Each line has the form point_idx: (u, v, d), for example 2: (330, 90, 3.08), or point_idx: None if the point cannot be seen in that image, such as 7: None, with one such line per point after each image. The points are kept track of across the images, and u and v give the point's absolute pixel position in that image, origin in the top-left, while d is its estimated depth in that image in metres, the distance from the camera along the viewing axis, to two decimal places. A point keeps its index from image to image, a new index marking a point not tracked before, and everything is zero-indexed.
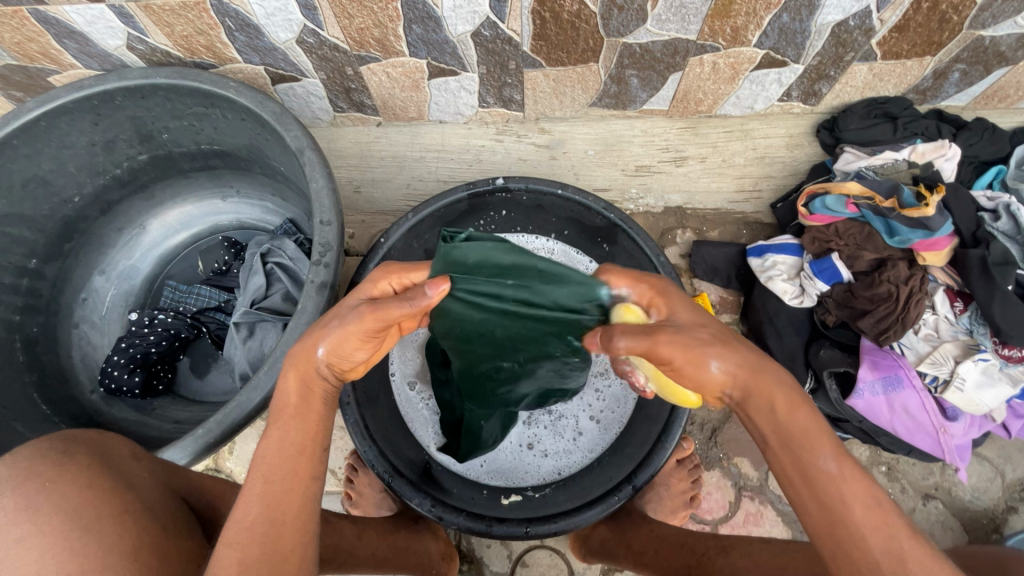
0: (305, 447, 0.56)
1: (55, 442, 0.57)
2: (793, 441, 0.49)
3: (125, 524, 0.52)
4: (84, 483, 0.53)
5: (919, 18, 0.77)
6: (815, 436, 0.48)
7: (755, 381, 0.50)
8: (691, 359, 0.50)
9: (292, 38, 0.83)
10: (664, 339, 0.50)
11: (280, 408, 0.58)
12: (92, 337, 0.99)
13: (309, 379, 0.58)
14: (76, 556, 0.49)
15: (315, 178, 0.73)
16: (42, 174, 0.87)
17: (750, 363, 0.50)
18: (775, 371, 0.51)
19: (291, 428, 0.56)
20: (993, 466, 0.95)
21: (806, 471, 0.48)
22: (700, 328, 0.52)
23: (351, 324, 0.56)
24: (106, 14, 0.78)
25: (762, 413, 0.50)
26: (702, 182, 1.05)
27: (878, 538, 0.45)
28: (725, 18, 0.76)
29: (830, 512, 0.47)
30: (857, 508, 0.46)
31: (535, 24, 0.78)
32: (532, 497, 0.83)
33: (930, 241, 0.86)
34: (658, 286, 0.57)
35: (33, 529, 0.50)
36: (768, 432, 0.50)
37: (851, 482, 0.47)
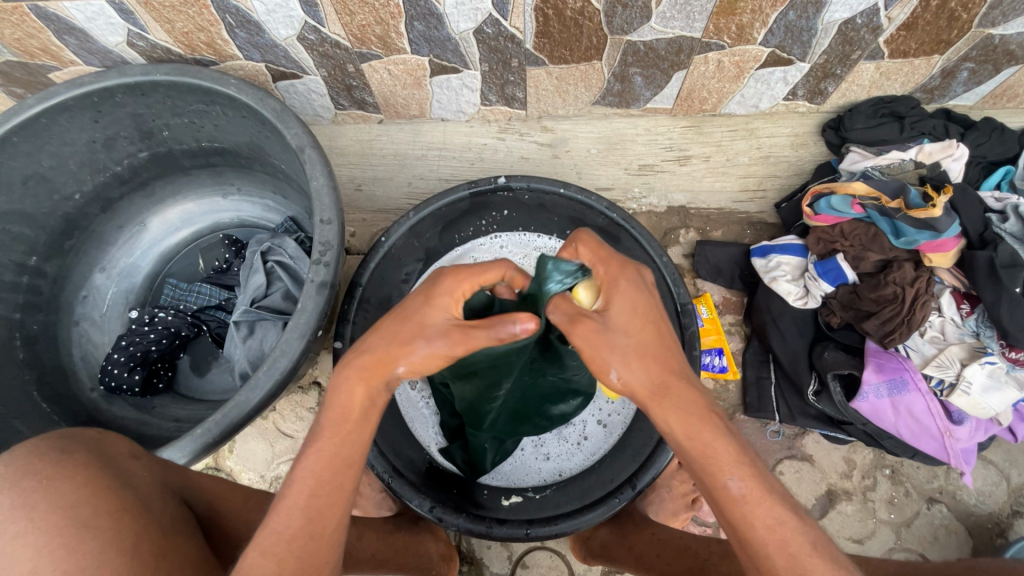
0: (351, 453, 0.53)
1: (54, 440, 0.56)
2: (695, 460, 0.48)
3: (121, 522, 0.52)
4: (79, 480, 0.53)
5: (927, 16, 0.75)
6: (717, 458, 0.47)
7: (651, 398, 0.49)
8: (597, 360, 0.50)
9: (293, 35, 0.82)
10: (578, 330, 0.51)
11: (325, 413, 0.55)
12: (93, 334, 0.99)
13: (358, 388, 0.54)
14: (73, 553, 0.49)
15: (315, 176, 0.72)
16: (42, 171, 0.86)
17: (657, 375, 0.50)
18: (681, 384, 0.50)
19: (342, 436, 0.53)
20: (998, 471, 0.94)
21: (710, 489, 0.47)
22: (624, 331, 0.51)
23: (440, 346, 0.54)
24: (106, 10, 0.78)
25: (665, 429, 0.50)
26: (706, 181, 1.04)
27: (784, 562, 0.44)
28: (730, 15, 0.75)
29: (740, 531, 0.46)
30: (762, 527, 0.45)
31: (538, 21, 0.77)
32: (533, 498, 0.83)
33: (937, 243, 0.85)
34: (613, 273, 0.54)
35: (29, 526, 0.50)
36: (672, 445, 0.50)
37: (753, 503, 0.46)
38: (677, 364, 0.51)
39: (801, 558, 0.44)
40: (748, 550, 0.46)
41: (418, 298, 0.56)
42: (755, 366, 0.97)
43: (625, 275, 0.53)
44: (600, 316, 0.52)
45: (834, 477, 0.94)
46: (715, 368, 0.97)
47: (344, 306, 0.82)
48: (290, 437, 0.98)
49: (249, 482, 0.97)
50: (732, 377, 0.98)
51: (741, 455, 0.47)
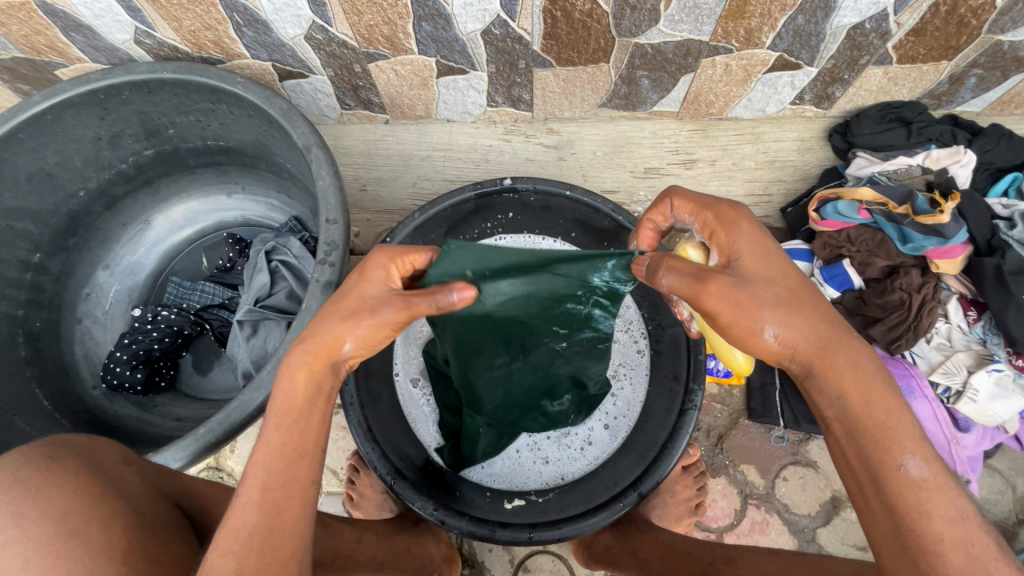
0: (302, 450, 0.53)
1: (44, 445, 0.55)
2: (861, 425, 0.48)
3: (112, 529, 0.51)
4: (68, 487, 0.51)
5: (936, 21, 0.75)
6: (886, 420, 0.48)
7: (817, 357, 0.50)
8: (743, 319, 0.49)
9: (300, 34, 0.82)
10: (713, 290, 0.49)
11: (287, 411, 0.54)
12: (96, 333, 0.99)
13: (320, 377, 0.55)
14: (65, 561, 0.48)
15: (322, 175, 0.72)
16: (46, 168, 0.86)
17: (817, 336, 0.50)
18: (847, 345, 0.51)
19: (302, 433, 0.54)
20: (1003, 479, 0.93)
21: (870, 459, 0.48)
22: (766, 282, 0.50)
23: (386, 317, 0.54)
24: (115, 7, 0.78)
25: (826, 392, 0.50)
26: (712, 185, 1.03)
27: (957, 554, 0.44)
28: (739, 19, 0.75)
29: (891, 498, 0.47)
30: (936, 513, 0.45)
31: (546, 23, 0.77)
32: (536, 502, 0.82)
33: (944, 249, 0.84)
34: (727, 217, 0.54)
35: (19, 533, 0.48)
36: (831, 413, 0.50)
37: (925, 465, 0.46)
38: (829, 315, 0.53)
39: (978, 554, 0.44)
40: (916, 516, 0.45)
41: (354, 276, 0.57)
42: (760, 371, 0.94)
43: (732, 223, 0.53)
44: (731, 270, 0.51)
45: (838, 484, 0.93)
46: (719, 372, 0.95)
47: None
48: None
49: None
50: (736, 382, 0.95)
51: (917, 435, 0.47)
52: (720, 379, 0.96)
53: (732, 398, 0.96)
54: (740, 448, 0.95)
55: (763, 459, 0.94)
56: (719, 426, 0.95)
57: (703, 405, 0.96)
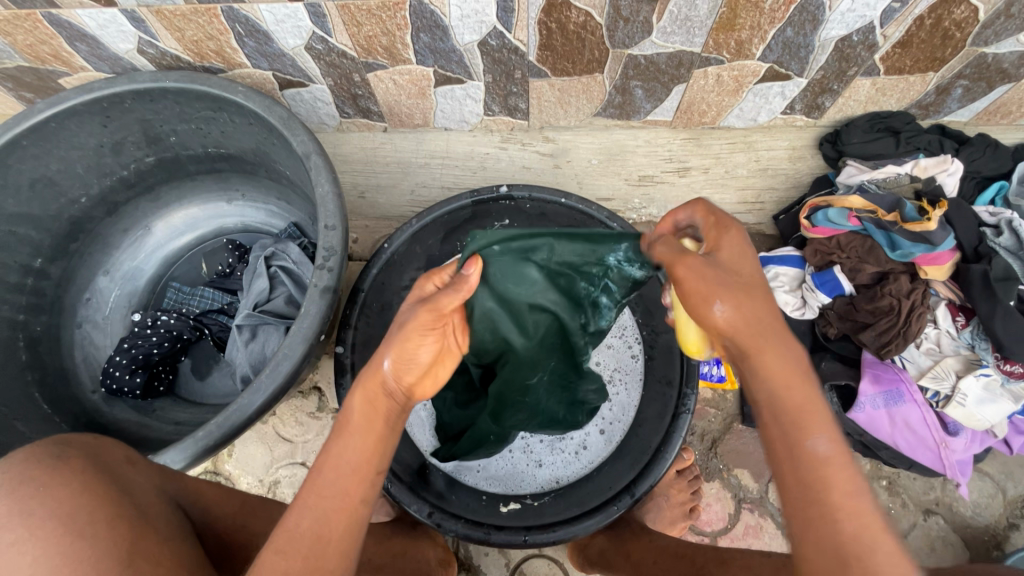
0: (362, 467, 0.51)
1: (50, 446, 0.53)
2: (784, 414, 0.46)
3: (119, 528, 0.49)
4: (75, 486, 0.50)
5: (922, 34, 0.77)
6: (807, 411, 0.46)
7: (750, 341, 0.48)
8: (699, 292, 0.50)
9: (301, 44, 0.84)
10: (684, 267, 0.51)
11: (352, 428, 0.53)
12: (95, 337, 1.00)
13: (381, 398, 0.53)
14: (73, 560, 0.46)
15: (320, 183, 0.73)
16: (49, 174, 0.87)
17: (759, 320, 0.49)
18: (781, 335, 0.49)
19: (369, 451, 0.52)
20: (994, 483, 0.94)
21: (791, 447, 0.45)
22: (733, 274, 0.50)
23: (410, 320, 0.53)
24: (119, 18, 0.80)
25: (754, 377, 0.48)
26: (705, 193, 1.05)
27: (851, 524, 0.42)
28: (729, 31, 0.78)
29: (804, 488, 0.44)
30: (836, 490, 0.43)
31: (541, 35, 0.79)
32: (531, 505, 0.83)
33: (932, 255, 0.86)
34: (722, 220, 0.54)
35: (27, 531, 0.46)
36: (759, 399, 0.48)
37: (837, 464, 0.44)
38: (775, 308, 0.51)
39: (870, 537, 0.42)
40: (825, 509, 0.43)
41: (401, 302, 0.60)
42: None
43: (728, 228, 0.53)
44: (708, 256, 0.52)
45: None
46: (713, 377, 0.97)
47: (347, 310, 0.85)
48: (290, 442, 0.98)
49: (248, 486, 0.97)
50: (729, 388, 0.97)
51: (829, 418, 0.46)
52: (713, 384, 0.98)
53: (726, 403, 0.97)
54: (734, 452, 0.96)
55: (757, 463, 0.95)
56: (714, 430, 0.96)
57: (697, 410, 0.97)
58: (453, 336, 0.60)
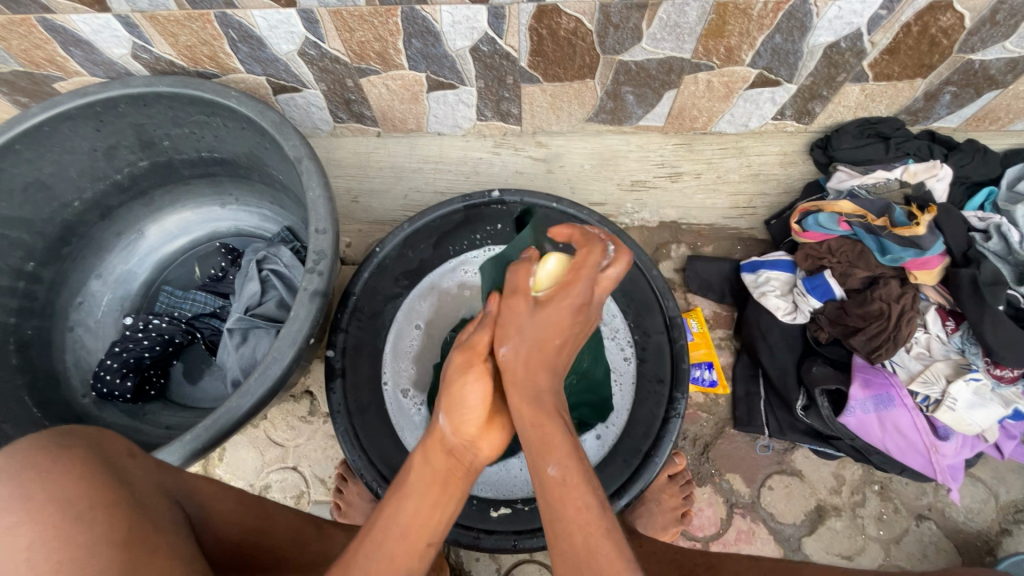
0: (412, 532, 0.52)
1: (54, 433, 0.46)
2: (535, 444, 0.53)
3: (122, 519, 0.43)
4: (78, 470, 0.43)
5: (909, 40, 0.78)
6: (553, 444, 0.52)
7: (515, 383, 0.56)
8: (492, 334, 0.59)
9: (294, 50, 0.84)
10: (508, 305, 0.59)
11: (406, 490, 0.54)
12: (87, 341, 0.99)
13: (438, 456, 0.55)
14: (70, 550, 0.40)
15: (311, 187, 0.74)
16: (42, 178, 0.88)
17: (531, 356, 0.56)
18: (547, 385, 0.56)
19: (422, 517, 0.53)
20: (986, 488, 0.94)
21: (539, 471, 0.52)
22: (540, 326, 0.57)
23: (450, 365, 0.58)
24: (113, 23, 0.80)
25: (513, 412, 0.55)
26: (696, 199, 1.06)
27: (580, 536, 0.48)
28: (719, 37, 0.78)
29: (553, 504, 0.50)
30: (569, 509, 0.49)
31: (532, 41, 0.80)
32: (521, 510, 0.82)
33: (922, 260, 0.86)
34: (576, 270, 0.57)
35: (26, 518, 0.40)
36: (521, 432, 0.55)
37: (573, 488, 0.50)
38: (561, 360, 0.59)
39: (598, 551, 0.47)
40: (562, 522, 0.49)
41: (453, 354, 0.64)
42: (744, 381, 0.96)
43: (577, 282, 0.57)
44: (533, 303, 0.58)
45: (822, 493, 0.94)
46: (705, 381, 0.98)
47: (338, 315, 0.85)
48: (282, 446, 0.98)
49: None
50: (721, 392, 0.98)
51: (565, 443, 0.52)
52: (705, 388, 0.98)
53: (718, 407, 0.98)
54: (726, 457, 0.95)
55: (749, 468, 0.95)
56: (706, 434, 0.96)
57: (690, 414, 0.98)
58: (506, 379, 0.60)
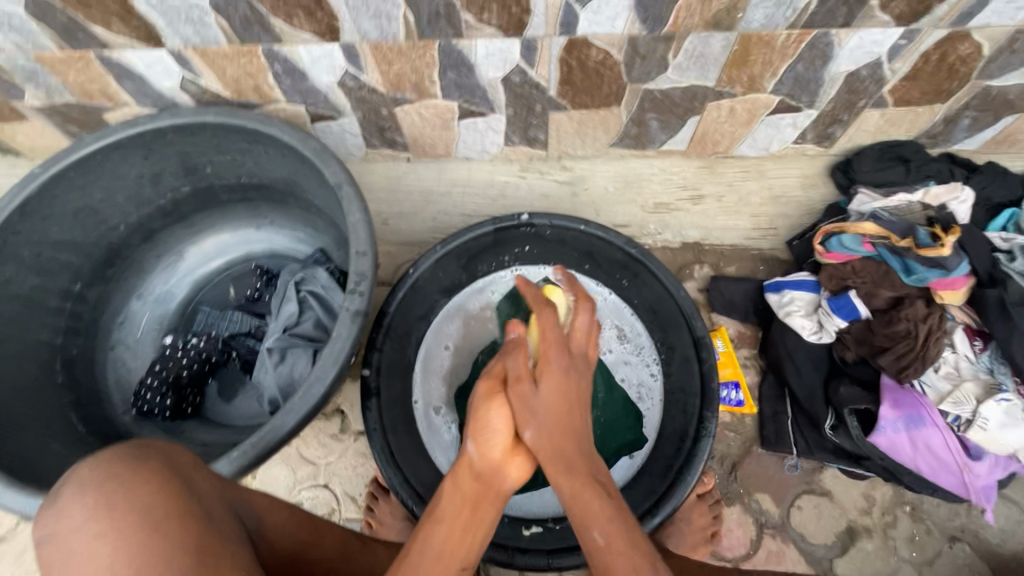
0: (446, 556, 0.52)
1: (132, 446, 0.50)
2: (578, 512, 0.57)
3: (194, 529, 0.45)
4: (155, 482, 0.47)
5: (928, 68, 0.81)
6: (593, 512, 0.56)
7: (548, 462, 0.60)
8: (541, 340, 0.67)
9: (333, 81, 0.88)
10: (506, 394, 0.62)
11: (438, 516, 0.55)
12: (127, 360, 1.02)
13: (467, 481, 0.58)
14: (149, 557, 0.43)
15: (352, 211, 0.77)
16: (92, 204, 0.92)
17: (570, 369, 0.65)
18: (575, 457, 0.60)
19: (455, 540, 0.53)
20: (1020, 509, 0.93)
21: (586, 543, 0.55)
22: (568, 347, 0.67)
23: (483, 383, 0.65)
24: (165, 58, 0.85)
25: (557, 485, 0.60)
26: (720, 219, 1.08)
27: (624, 559, 0.52)
28: (742, 66, 0.81)
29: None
30: (609, 532, 0.54)
31: (562, 71, 0.84)
32: (553, 529, 0.84)
33: (948, 280, 0.87)
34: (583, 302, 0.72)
35: (110, 524, 0.43)
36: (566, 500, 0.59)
37: (615, 556, 0.53)
38: (576, 421, 0.63)
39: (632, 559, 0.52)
40: (602, 549, 0.53)
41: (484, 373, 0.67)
42: (771, 401, 0.97)
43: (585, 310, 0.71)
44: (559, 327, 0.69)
45: (853, 513, 0.94)
46: (731, 401, 0.99)
47: (373, 334, 0.86)
48: (313, 464, 0.99)
49: None
50: (748, 412, 0.99)
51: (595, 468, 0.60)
52: (732, 408, 0.99)
53: (745, 427, 0.98)
54: (755, 477, 0.96)
55: (778, 488, 0.95)
56: (733, 454, 0.97)
57: (716, 433, 0.98)
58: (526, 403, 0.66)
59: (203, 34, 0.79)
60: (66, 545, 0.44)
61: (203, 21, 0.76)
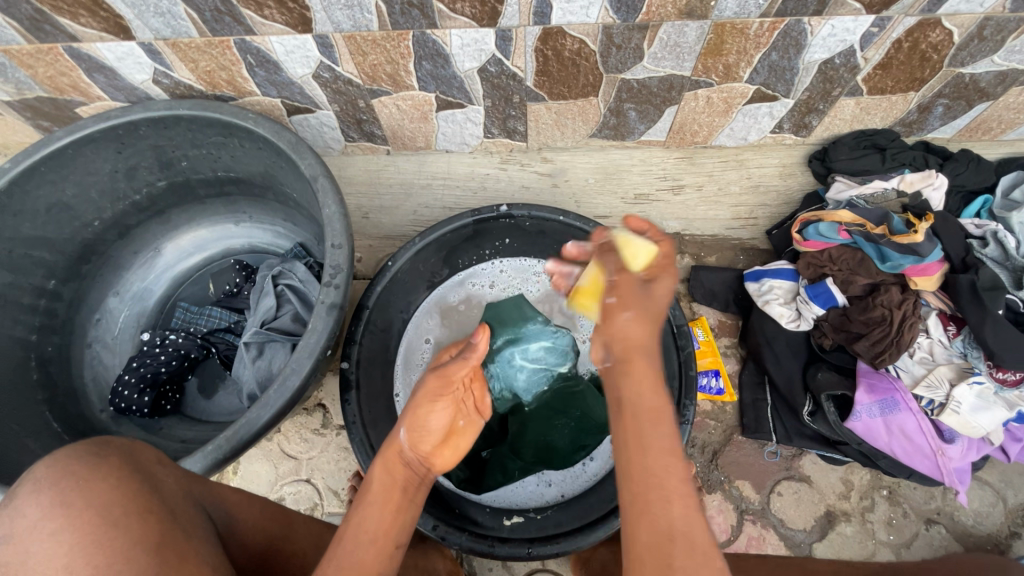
0: (380, 537, 0.56)
1: (90, 445, 0.49)
2: (642, 410, 0.49)
3: (154, 526, 0.45)
4: (113, 481, 0.46)
5: (900, 56, 0.81)
6: (661, 417, 0.49)
7: (628, 420, 0.49)
8: (627, 299, 0.55)
9: (308, 73, 0.88)
10: (622, 279, 0.58)
11: (370, 500, 0.59)
12: (104, 357, 1.02)
13: (399, 469, 0.62)
14: (107, 554, 0.42)
15: (327, 204, 0.76)
16: (65, 200, 0.91)
17: (653, 326, 0.54)
18: (655, 356, 0.53)
19: (385, 524, 0.57)
20: (994, 491, 0.95)
21: (641, 443, 0.48)
22: (649, 301, 0.55)
23: (430, 380, 0.65)
24: (136, 51, 0.84)
25: (623, 380, 0.51)
26: (699, 211, 1.08)
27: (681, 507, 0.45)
28: (717, 56, 0.82)
29: (644, 482, 0.47)
30: (672, 486, 0.46)
31: (538, 61, 0.84)
32: (534, 518, 0.85)
33: (921, 267, 0.88)
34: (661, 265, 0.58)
35: (65, 521, 0.43)
36: (621, 399, 0.51)
37: (661, 459, 0.47)
38: (654, 356, 0.53)
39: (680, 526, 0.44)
40: (644, 491, 0.46)
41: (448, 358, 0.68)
42: (751, 388, 0.98)
43: (668, 273, 0.58)
44: (644, 281, 0.57)
45: (831, 498, 0.95)
46: (712, 390, 0.99)
47: (352, 327, 0.85)
48: (295, 459, 0.99)
49: None
50: (728, 400, 0.99)
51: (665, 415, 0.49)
52: (712, 397, 1.00)
53: (725, 415, 0.99)
54: (735, 464, 0.96)
55: (758, 474, 0.95)
56: (714, 442, 0.98)
57: (697, 421, 0.99)
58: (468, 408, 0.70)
59: (174, 25, 0.78)
60: (18, 546, 0.42)
61: (173, 12, 0.75)
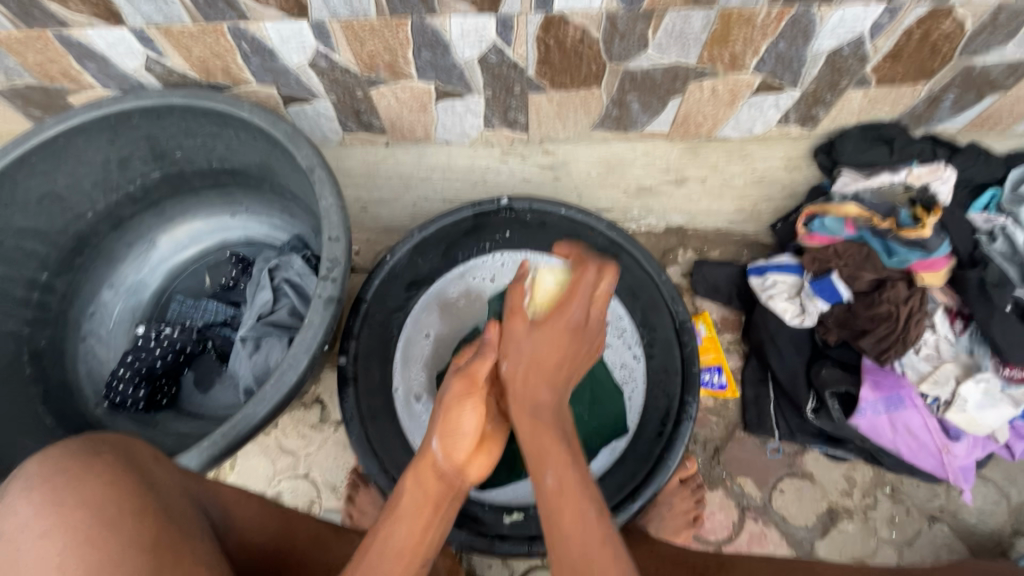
0: (409, 553, 0.53)
1: (83, 442, 0.48)
2: (536, 451, 0.58)
3: (149, 523, 0.44)
4: (106, 477, 0.45)
5: (911, 46, 0.79)
6: (549, 454, 0.57)
7: (535, 455, 0.57)
8: (543, 348, 0.64)
9: (304, 61, 0.85)
10: (512, 321, 0.67)
11: (400, 512, 0.56)
12: (99, 351, 1.00)
13: (431, 480, 0.59)
14: (101, 552, 0.41)
15: (324, 196, 0.74)
16: (56, 190, 0.89)
17: (556, 371, 0.63)
18: (549, 399, 0.61)
19: (415, 537, 0.54)
20: (997, 489, 0.94)
21: (545, 478, 0.55)
22: (541, 343, 0.64)
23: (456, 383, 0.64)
24: (127, 37, 0.82)
25: (532, 420, 0.60)
26: (702, 204, 1.11)
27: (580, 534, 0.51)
28: (723, 44, 0.80)
29: (553, 512, 0.53)
30: (569, 513, 0.52)
31: (539, 50, 0.82)
32: (533, 515, 0.83)
33: (928, 262, 0.87)
34: (575, 297, 0.66)
35: (58, 519, 0.42)
36: (532, 436, 0.59)
37: (567, 495, 0.53)
38: (552, 395, 0.62)
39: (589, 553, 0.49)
40: (552, 519, 0.53)
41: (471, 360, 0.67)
42: (754, 385, 0.97)
43: (573, 306, 0.66)
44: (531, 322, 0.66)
45: (834, 495, 0.94)
46: (714, 385, 0.98)
47: (349, 320, 0.86)
48: (293, 454, 0.98)
49: None
50: (731, 396, 0.98)
51: (568, 455, 0.57)
52: (714, 393, 0.99)
53: (727, 411, 0.98)
54: (737, 460, 0.96)
55: (760, 471, 0.95)
56: (716, 438, 0.97)
57: (699, 418, 0.98)
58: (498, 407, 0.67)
59: (165, 11, 0.76)
60: (11, 546, 0.41)
61: None
